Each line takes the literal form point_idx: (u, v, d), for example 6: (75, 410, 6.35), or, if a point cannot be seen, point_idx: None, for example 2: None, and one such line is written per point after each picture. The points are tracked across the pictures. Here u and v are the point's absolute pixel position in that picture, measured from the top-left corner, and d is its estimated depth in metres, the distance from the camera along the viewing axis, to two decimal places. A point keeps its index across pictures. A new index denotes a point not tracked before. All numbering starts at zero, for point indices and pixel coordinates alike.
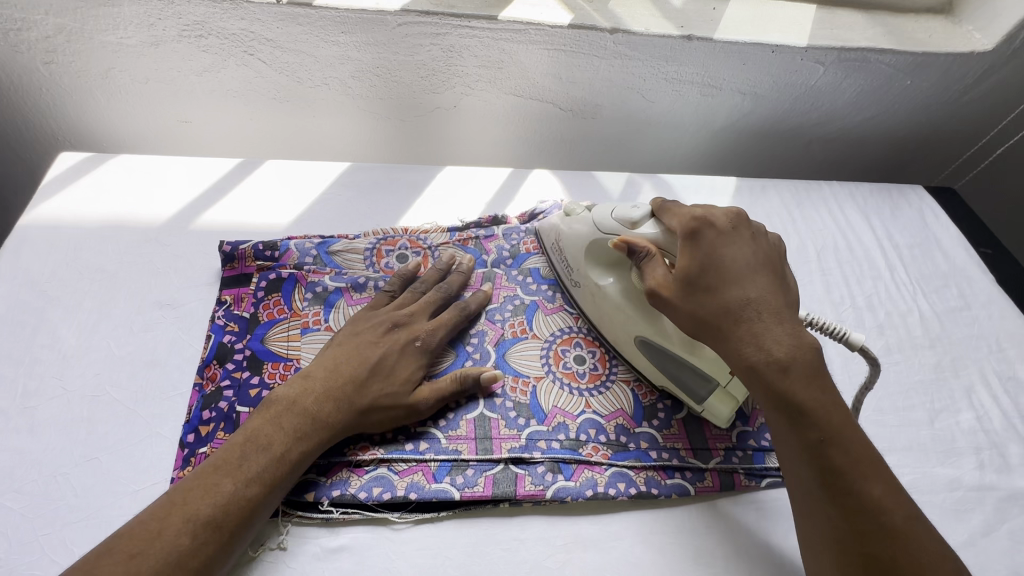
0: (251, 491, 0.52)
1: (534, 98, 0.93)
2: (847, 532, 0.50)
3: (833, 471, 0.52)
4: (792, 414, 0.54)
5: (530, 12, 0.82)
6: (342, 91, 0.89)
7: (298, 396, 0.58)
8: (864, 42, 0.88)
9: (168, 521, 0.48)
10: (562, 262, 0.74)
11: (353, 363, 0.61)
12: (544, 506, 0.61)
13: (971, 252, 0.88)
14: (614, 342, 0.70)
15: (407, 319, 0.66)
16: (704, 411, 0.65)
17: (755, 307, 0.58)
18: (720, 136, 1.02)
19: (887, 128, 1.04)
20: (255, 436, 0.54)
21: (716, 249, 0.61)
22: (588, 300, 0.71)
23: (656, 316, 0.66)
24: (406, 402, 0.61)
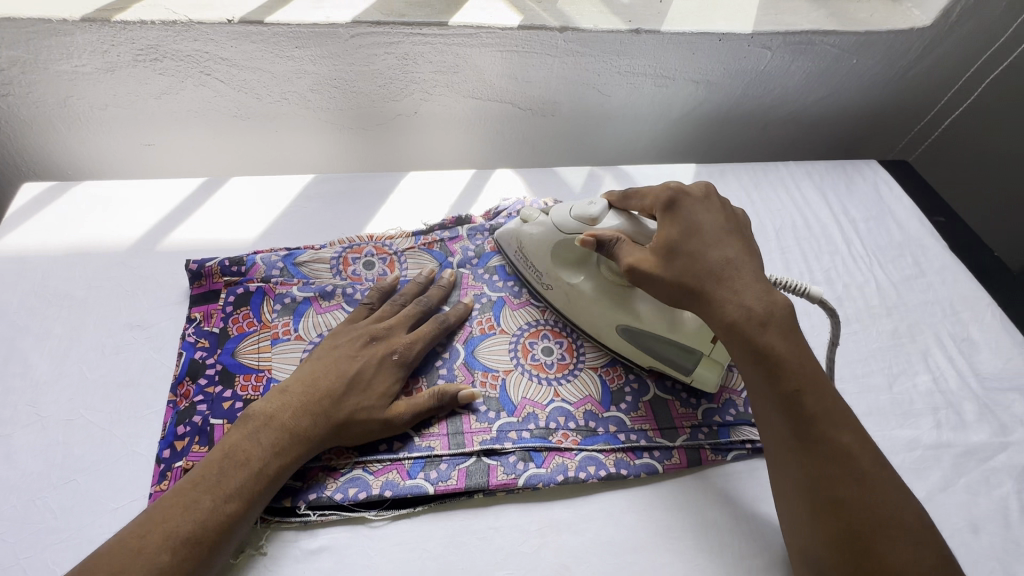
0: (231, 507, 0.52)
1: (492, 99, 0.96)
2: (819, 479, 0.53)
3: (807, 422, 0.54)
4: (770, 369, 0.55)
5: (481, 16, 0.85)
6: (302, 105, 0.91)
7: (275, 412, 0.57)
8: (807, 26, 0.94)
9: (149, 538, 0.49)
10: (528, 267, 0.74)
11: (331, 376, 0.60)
12: (518, 494, 0.61)
13: (923, 221, 0.97)
14: (596, 335, 0.71)
15: (385, 331, 0.65)
16: (693, 381, 0.67)
17: (733, 265, 0.60)
18: (678, 124, 1.08)
19: (838, 106, 1.11)
20: (233, 452, 0.54)
21: (689, 216, 0.63)
22: (561, 298, 0.72)
23: (633, 303, 0.68)
24: (386, 414, 0.60)
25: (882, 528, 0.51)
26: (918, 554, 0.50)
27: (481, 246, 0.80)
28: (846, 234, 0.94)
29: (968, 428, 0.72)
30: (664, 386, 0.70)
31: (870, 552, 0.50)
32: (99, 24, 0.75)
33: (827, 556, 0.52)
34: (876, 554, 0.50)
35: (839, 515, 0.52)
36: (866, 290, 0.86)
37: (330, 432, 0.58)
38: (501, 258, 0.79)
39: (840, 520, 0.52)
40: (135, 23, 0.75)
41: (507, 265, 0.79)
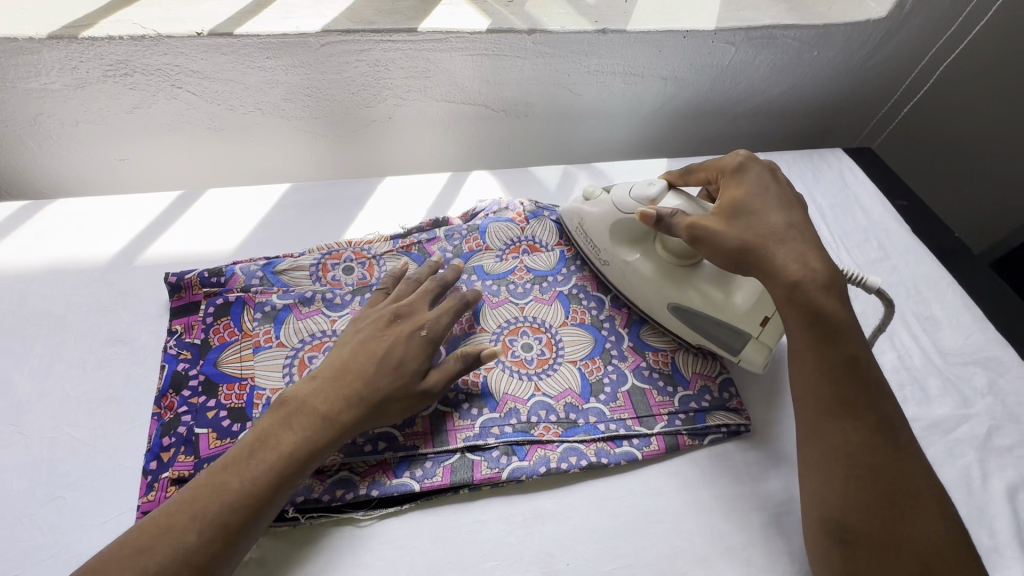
0: (257, 491, 0.53)
1: (465, 103, 0.98)
2: (858, 444, 0.56)
3: (855, 389, 0.58)
4: (827, 335, 0.59)
5: (449, 21, 0.86)
6: (276, 114, 0.92)
7: (307, 397, 0.58)
8: (768, 21, 0.97)
9: (179, 518, 0.50)
10: (588, 244, 0.79)
11: (360, 357, 0.61)
12: (502, 487, 0.63)
13: (887, 206, 1.00)
14: (648, 310, 0.76)
15: (409, 309, 0.66)
16: (740, 360, 0.71)
17: (795, 228, 0.64)
18: (649, 120, 1.10)
19: (803, 96, 1.14)
20: (264, 437, 0.56)
21: (760, 182, 0.68)
22: (616, 273, 0.77)
23: (687, 283, 0.71)
24: (420, 387, 0.61)
25: (910, 498, 0.54)
26: (936, 527, 0.53)
27: (459, 247, 0.81)
28: (814, 221, 0.97)
29: (932, 402, 0.76)
30: (642, 375, 0.72)
31: (894, 519, 0.53)
32: (67, 41, 0.75)
33: (850, 519, 0.54)
34: (898, 522, 0.53)
35: (873, 480, 0.55)
36: None
37: (361, 414, 0.58)
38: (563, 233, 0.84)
39: (870, 485, 0.54)
40: (103, 40, 0.75)
41: (485, 264, 0.80)
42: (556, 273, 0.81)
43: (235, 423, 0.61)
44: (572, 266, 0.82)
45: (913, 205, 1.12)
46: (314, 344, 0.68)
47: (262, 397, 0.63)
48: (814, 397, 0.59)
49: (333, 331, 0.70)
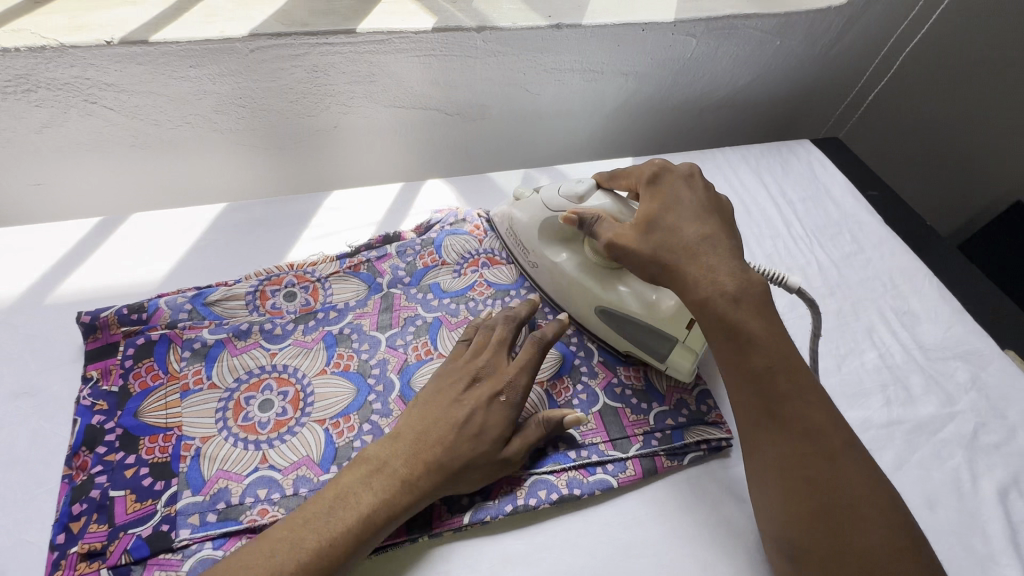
0: (335, 553, 0.48)
1: (417, 107, 0.92)
2: (790, 457, 0.52)
3: (778, 398, 0.54)
4: (738, 346, 0.55)
5: (392, 21, 0.80)
6: (208, 127, 0.84)
7: (388, 459, 0.54)
8: (728, 11, 0.93)
9: (256, 566, 0.46)
10: (517, 245, 0.75)
11: (443, 420, 0.56)
12: (466, 531, 0.57)
13: (857, 197, 0.98)
14: (578, 317, 0.72)
15: (489, 367, 0.60)
16: (667, 368, 0.67)
17: (708, 241, 0.60)
18: (612, 118, 1.06)
19: (767, 87, 1.11)
20: (345, 494, 0.51)
21: (672, 193, 0.64)
22: (544, 277, 0.73)
23: (614, 286, 0.68)
24: (502, 455, 0.56)
25: (857, 508, 0.49)
26: (886, 538, 0.48)
27: (412, 264, 0.75)
28: (785, 216, 0.93)
29: (916, 402, 0.72)
30: (614, 393, 0.67)
31: (840, 533, 0.49)
32: None
33: (793, 537, 0.51)
34: (845, 536, 0.49)
35: (810, 494, 0.50)
36: (809, 271, 0.86)
37: (444, 481, 0.54)
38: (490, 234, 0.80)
39: (812, 499, 0.50)
40: None
41: (442, 281, 0.74)
42: (518, 286, 0.76)
43: (158, 482, 0.54)
44: None
45: (883, 194, 1.10)
46: (251, 382, 0.62)
47: (190, 448, 0.56)
48: (740, 413, 0.56)
49: (273, 366, 0.63)
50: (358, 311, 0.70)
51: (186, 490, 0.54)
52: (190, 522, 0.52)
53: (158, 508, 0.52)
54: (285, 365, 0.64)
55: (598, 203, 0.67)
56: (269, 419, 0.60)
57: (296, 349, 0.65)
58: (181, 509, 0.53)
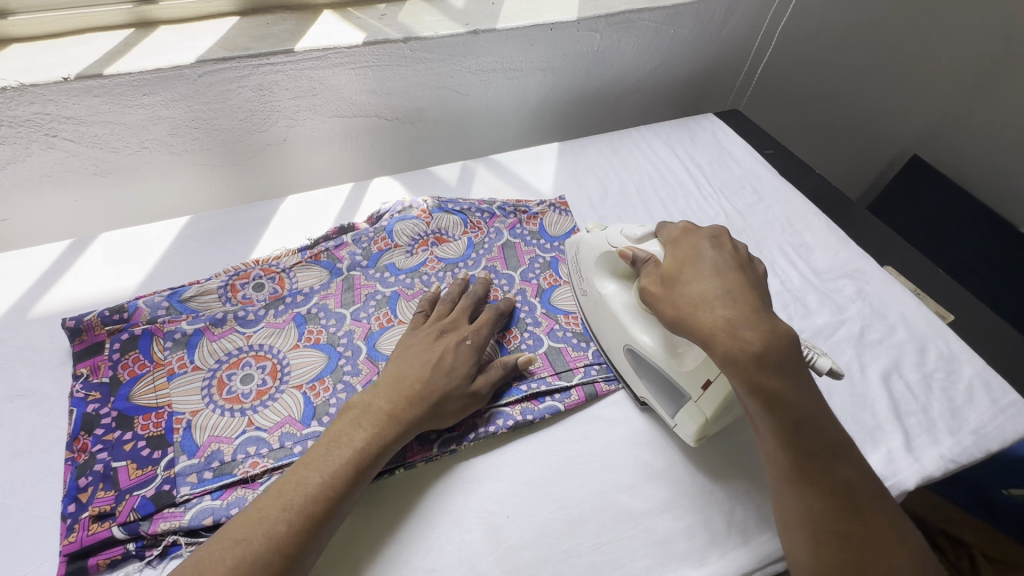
0: (336, 483, 0.55)
1: (358, 115, 1.01)
2: (821, 512, 0.54)
3: (808, 454, 0.55)
4: (768, 404, 0.54)
5: (325, 39, 0.89)
6: (164, 150, 0.91)
7: (372, 400, 0.62)
8: (623, 7, 1.06)
9: (269, 509, 0.52)
10: (577, 274, 0.80)
11: (417, 363, 0.65)
12: (437, 461, 0.65)
13: (755, 156, 1.12)
14: (608, 351, 0.74)
15: (452, 324, 0.70)
16: (676, 426, 0.67)
17: (731, 295, 0.59)
18: (537, 109, 1.18)
19: (670, 70, 1.25)
20: (338, 436, 0.59)
21: (695, 249, 0.65)
22: (591, 306, 0.77)
23: (647, 328, 0.69)
24: (472, 389, 0.65)
25: (884, 556, 0.53)
26: None
27: (368, 249, 0.84)
28: (694, 178, 1.07)
29: (812, 314, 0.85)
30: (557, 336, 0.77)
31: None
32: None
33: None
34: None
35: (841, 545, 0.53)
36: (718, 221, 0.99)
37: (424, 412, 0.62)
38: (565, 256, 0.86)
39: (844, 549, 0.53)
40: None
41: (397, 261, 0.83)
42: (465, 258, 0.86)
43: (155, 451, 0.60)
44: (480, 250, 0.87)
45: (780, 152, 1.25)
46: (231, 361, 0.69)
47: (182, 421, 0.63)
48: (774, 465, 0.57)
49: (250, 346, 0.71)
50: (323, 293, 0.78)
51: (182, 455, 0.61)
52: (188, 480, 0.59)
53: (157, 472, 0.59)
54: (261, 344, 0.71)
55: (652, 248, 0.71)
56: (251, 389, 0.67)
57: (269, 330, 0.73)
58: (179, 471, 0.59)
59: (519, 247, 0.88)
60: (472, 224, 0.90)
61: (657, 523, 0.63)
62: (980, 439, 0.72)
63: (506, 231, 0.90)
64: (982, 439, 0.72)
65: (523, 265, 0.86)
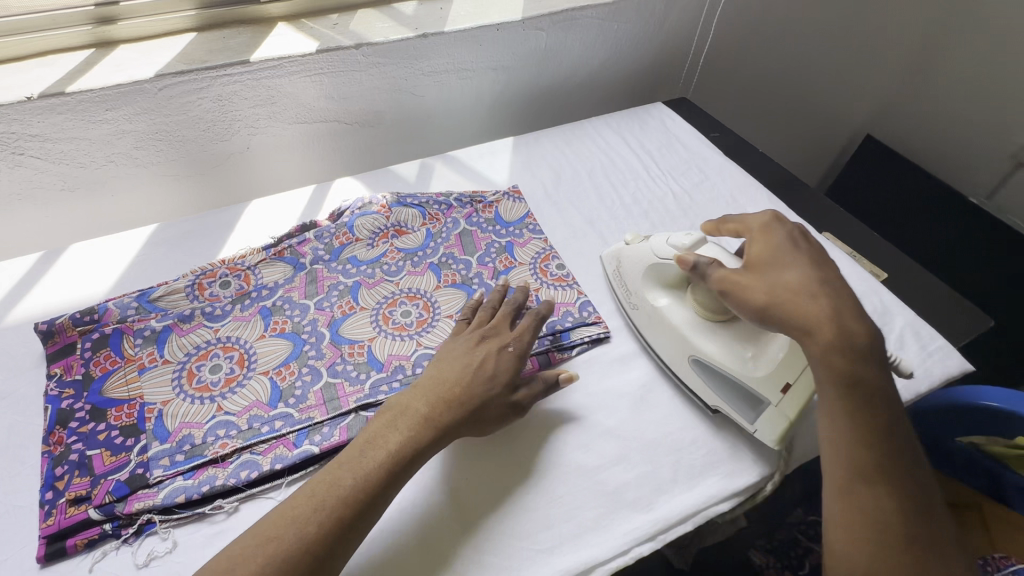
0: (366, 486, 0.56)
1: (319, 121, 1.06)
2: (894, 513, 0.54)
3: (892, 456, 0.55)
4: (865, 397, 0.56)
5: (280, 48, 0.94)
6: (130, 163, 0.95)
7: (409, 402, 0.63)
8: (565, 6, 1.12)
9: (301, 507, 0.54)
10: (622, 288, 0.83)
11: (455, 368, 0.67)
12: None
13: (701, 139, 1.18)
14: (669, 364, 0.76)
15: (494, 331, 0.72)
16: (757, 431, 0.68)
17: (828, 285, 0.61)
18: (493, 108, 1.23)
19: (619, 64, 1.31)
20: (375, 437, 0.60)
21: (787, 240, 0.67)
22: (647, 320, 0.79)
23: (711, 336, 0.72)
24: (514, 398, 0.68)
25: (943, 563, 0.53)
26: None
27: (330, 244, 0.88)
28: (643, 162, 1.12)
29: None
30: None
31: None
32: None
33: None
34: None
35: (909, 550, 0.53)
36: (666, 200, 1.04)
37: (462, 419, 0.63)
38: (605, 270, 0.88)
39: (909, 553, 0.53)
40: None
41: (359, 254, 0.88)
42: (424, 247, 0.90)
43: (128, 438, 0.64)
44: (438, 239, 0.91)
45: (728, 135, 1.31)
46: (201, 354, 0.73)
47: (153, 410, 0.67)
48: (848, 460, 0.56)
49: (218, 339, 0.74)
50: (287, 286, 0.82)
51: (154, 441, 0.64)
52: (161, 463, 0.62)
53: (131, 457, 0.62)
54: (228, 336, 0.75)
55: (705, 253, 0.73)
56: (220, 377, 0.71)
57: (236, 323, 0.76)
58: (152, 455, 0.63)
59: (476, 234, 0.93)
60: (430, 216, 0.94)
61: (609, 475, 0.67)
62: (910, 383, 0.77)
63: (463, 220, 0.95)
64: (912, 382, 0.77)
65: (480, 250, 0.91)
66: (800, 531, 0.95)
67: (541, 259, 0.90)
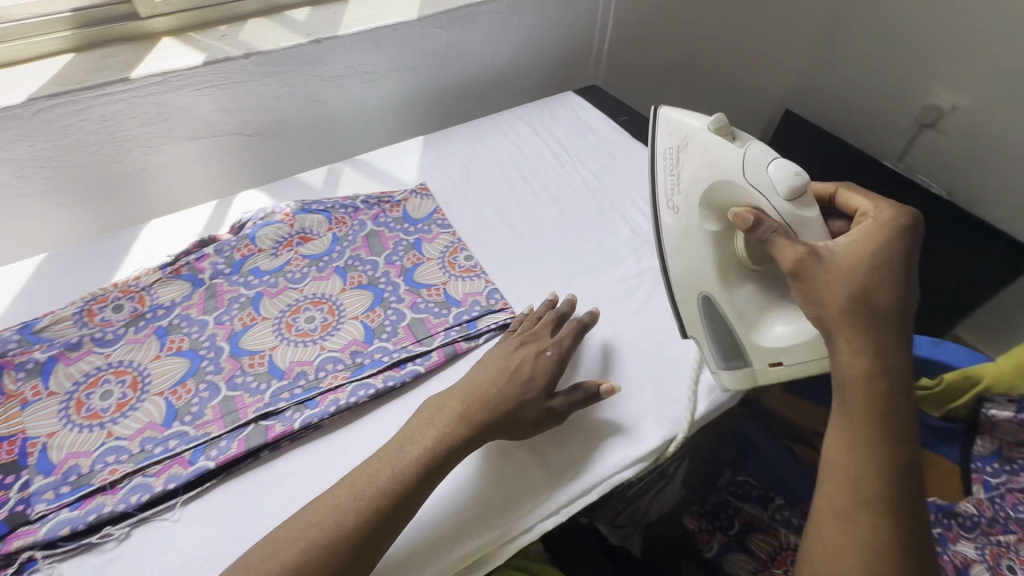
0: (403, 479, 0.59)
1: (218, 134, 1.04)
2: (889, 545, 0.52)
3: (903, 493, 0.54)
4: (889, 427, 0.55)
5: (164, 63, 0.92)
6: (15, 193, 0.91)
7: (446, 403, 0.66)
8: (461, 3, 1.13)
9: (343, 495, 0.57)
10: (670, 178, 0.71)
11: (489, 372, 0.69)
12: (302, 438, 0.68)
13: (609, 123, 1.21)
14: (675, 286, 0.75)
15: (533, 336, 0.74)
16: (716, 372, 0.74)
17: (900, 315, 0.57)
18: (403, 109, 1.23)
19: (529, 58, 1.32)
20: (413, 433, 0.63)
21: (909, 254, 0.58)
22: (682, 227, 0.71)
23: (731, 288, 0.70)
24: (548, 404, 0.68)
25: None
26: None
27: (231, 257, 0.86)
28: (553, 150, 1.14)
29: None
30: (420, 308, 0.82)
31: None
32: None
33: None
34: None
35: None
36: (575, 183, 1.06)
37: (501, 421, 0.65)
38: (657, 150, 0.74)
39: None
40: None
41: (261, 264, 0.86)
42: (330, 252, 0.89)
43: (8, 476, 0.61)
44: (344, 243, 0.91)
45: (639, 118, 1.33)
46: (90, 381, 0.70)
47: (37, 444, 0.64)
48: (853, 492, 0.54)
49: (109, 364, 0.72)
50: (185, 304, 0.80)
51: (37, 475, 0.61)
52: (44, 497, 0.60)
53: (11, 495, 0.60)
54: (120, 360, 0.72)
55: (777, 210, 0.62)
56: (111, 403, 0.68)
57: (129, 346, 0.74)
58: (34, 490, 0.60)
59: (383, 234, 0.93)
60: (336, 220, 0.94)
61: (603, 445, 0.70)
62: None
63: (370, 222, 0.94)
64: None
65: (387, 249, 0.90)
66: (730, 492, 0.98)
67: (450, 252, 0.90)
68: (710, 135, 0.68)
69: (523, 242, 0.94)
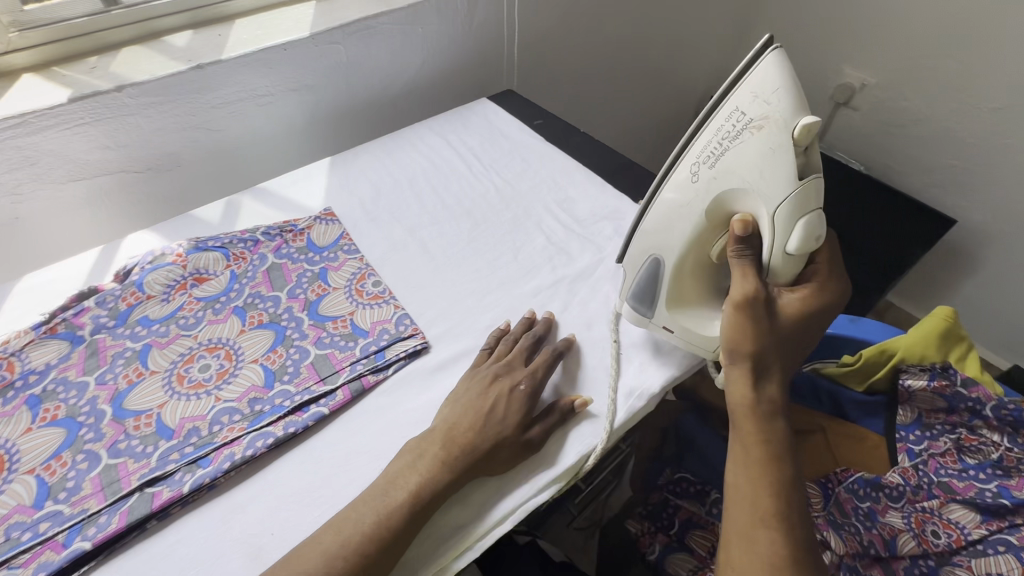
0: (387, 525, 0.58)
1: (102, 173, 0.97)
2: (785, 558, 0.53)
3: (792, 505, 0.56)
4: (773, 447, 0.59)
5: (25, 104, 0.85)
6: None
7: (424, 446, 0.64)
8: (355, 16, 1.08)
9: (327, 543, 0.57)
10: (717, 146, 0.63)
11: (469, 413, 0.67)
12: (194, 502, 0.63)
13: (524, 129, 1.19)
14: (638, 232, 0.72)
15: (509, 367, 0.73)
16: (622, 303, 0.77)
17: (791, 362, 0.65)
18: (309, 129, 1.17)
19: (439, 66, 1.29)
20: (395, 477, 0.62)
21: (822, 322, 0.66)
22: (687, 194, 0.67)
23: (677, 276, 0.71)
24: (524, 437, 0.67)
25: None
26: None
27: (115, 307, 0.79)
28: (467, 160, 1.11)
29: (575, 259, 0.92)
30: (324, 343, 0.77)
31: None
32: None
33: None
34: None
35: None
36: (489, 194, 1.04)
37: (477, 462, 0.64)
38: (725, 106, 0.63)
39: None
40: None
41: (151, 312, 0.80)
42: (227, 291, 0.84)
43: None
44: (243, 280, 0.85)
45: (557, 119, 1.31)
46: None
47: None
48: (751, 505, 0.56)
49: None
50: (62, 366, 0.73)
51: None
52: None
53: None
54: None
55: (771, 251, 0.63)
56: None
57: None
58: None
59: (285, 266, 0.88)
60: (234, 256, 0.88)
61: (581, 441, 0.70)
62: None
63: (271, 254, 0.89)
64: None
65: (290, 283, 0.86)
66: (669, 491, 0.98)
67: (357, 280, 0.86)
68: (787, 135, 0.59)
69: (434, 260, 0.91)
